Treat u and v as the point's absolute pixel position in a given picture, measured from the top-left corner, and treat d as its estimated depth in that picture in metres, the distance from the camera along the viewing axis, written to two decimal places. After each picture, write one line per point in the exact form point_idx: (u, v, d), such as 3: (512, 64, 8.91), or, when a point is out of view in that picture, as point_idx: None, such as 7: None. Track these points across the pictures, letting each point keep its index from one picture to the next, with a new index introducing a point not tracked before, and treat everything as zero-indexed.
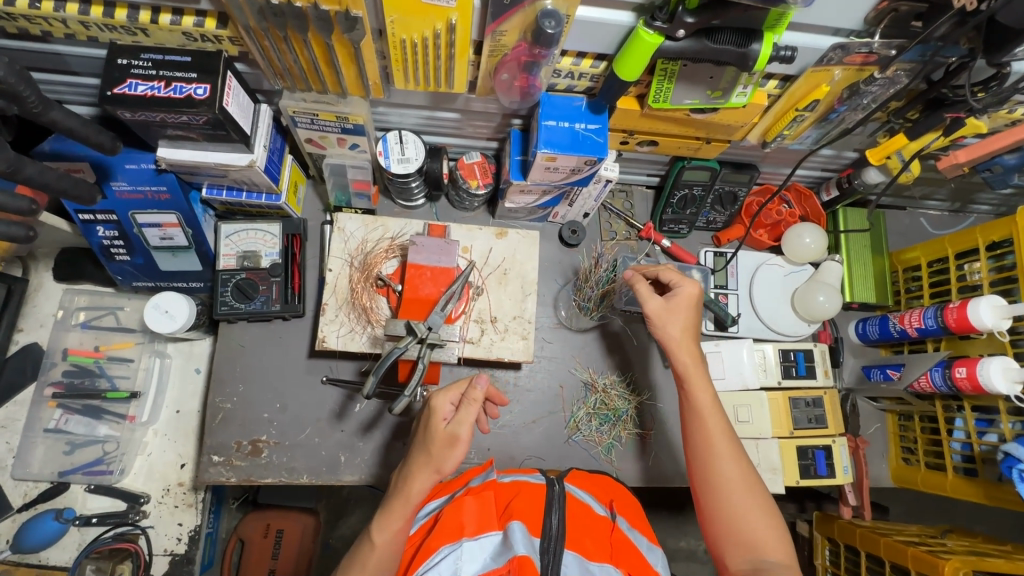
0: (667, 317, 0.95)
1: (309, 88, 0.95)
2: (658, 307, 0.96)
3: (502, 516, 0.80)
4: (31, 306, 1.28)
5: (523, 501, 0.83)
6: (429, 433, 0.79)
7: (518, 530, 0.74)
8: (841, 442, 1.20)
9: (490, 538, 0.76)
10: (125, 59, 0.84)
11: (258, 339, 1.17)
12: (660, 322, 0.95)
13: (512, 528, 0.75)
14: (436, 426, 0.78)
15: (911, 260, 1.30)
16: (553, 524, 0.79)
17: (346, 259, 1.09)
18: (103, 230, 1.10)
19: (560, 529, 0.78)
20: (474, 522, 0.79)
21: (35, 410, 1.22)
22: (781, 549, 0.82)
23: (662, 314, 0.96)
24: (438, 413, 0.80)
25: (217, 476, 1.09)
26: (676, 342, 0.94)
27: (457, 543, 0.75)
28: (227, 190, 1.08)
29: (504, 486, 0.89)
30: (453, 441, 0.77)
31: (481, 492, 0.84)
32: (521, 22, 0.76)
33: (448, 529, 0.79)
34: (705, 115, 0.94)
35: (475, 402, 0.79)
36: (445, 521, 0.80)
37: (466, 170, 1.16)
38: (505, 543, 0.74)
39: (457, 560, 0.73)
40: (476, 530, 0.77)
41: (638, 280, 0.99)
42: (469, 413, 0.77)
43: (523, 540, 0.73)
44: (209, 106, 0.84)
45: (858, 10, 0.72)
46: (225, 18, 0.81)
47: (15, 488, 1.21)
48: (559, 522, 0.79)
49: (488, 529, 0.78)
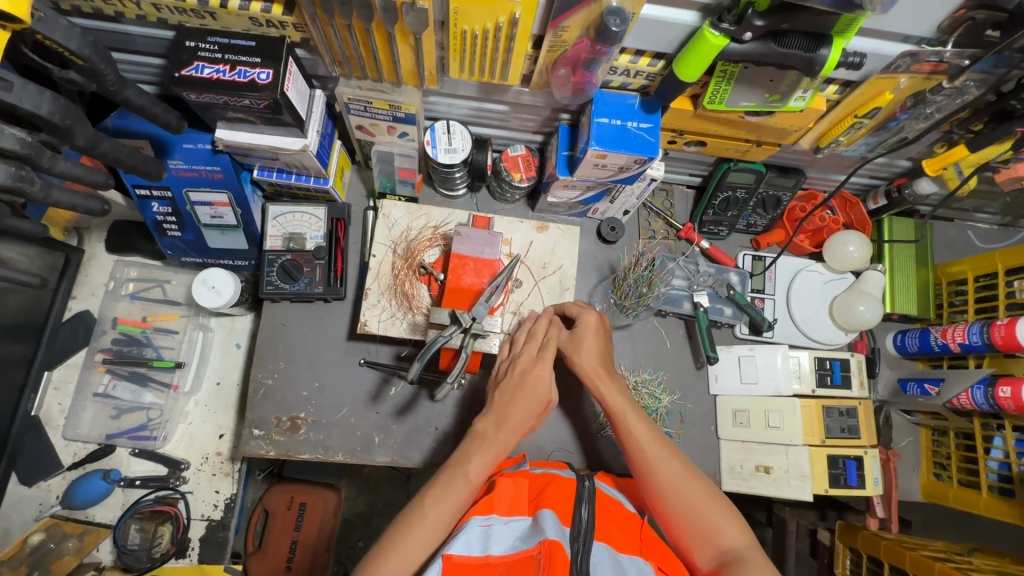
0: (574, 345, 1.00)
1: (365, 76, 0.96)
2: (566, 340, 1.01)
3: (533, 504, 0.84)
4: (84, 274, 1.33)
5: (555, 491, 0.86)
6: (519, 385, 0.95)
7: (549, 518, 0.77)
8: (872, 453, 1.19)
9: (521, 522, 0.80)
10: (193, 42, 0.86)
11: (300, 318, 1.20)
12: (570, 351, 1.01)
13: (543, 515, 0.77)
14: (530, 376, 0.95)
15: (956, 274, 1.27)
16: (583, 516, 0.80)
17: (390, 246, 1.11)
18: (157, 206, 1.14)
19: (588, 523, 0.80)
20: (507, 505, 0.82)
21: (85, 374, 1.28)
22: (737, 532, 0.83)
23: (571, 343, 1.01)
24: (532, 375, 0.95)
25: (257, 449, 1.13)
26: (587, 363, 0.99)
27: (490, 522, 0.78)
28: (277, 172, 1.11)
29: (536, 477, 0.92)
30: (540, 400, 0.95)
31: (517, 478, 0.88)
32: (584, 19, 0.76)
33: (482, 506, 0.83)
34: (759, 118, 0.93)
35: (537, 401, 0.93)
36: (480, 501, 0.85)
37: (510, 162, 1.16)
38: (535, 528, 0.77)
39: (489, 536, 0.76)
40: (508, 512, 0.81)
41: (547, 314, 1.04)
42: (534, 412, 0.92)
43: (554, 527, 0.75)
44: (272, 91, 0.86)
45: (933, 16, 0.70)
46: (291, 5, 0.83)
47: (65, 447, 1.27)
48: (588, 515, 0.81)
49: (519, 514, 0.81)
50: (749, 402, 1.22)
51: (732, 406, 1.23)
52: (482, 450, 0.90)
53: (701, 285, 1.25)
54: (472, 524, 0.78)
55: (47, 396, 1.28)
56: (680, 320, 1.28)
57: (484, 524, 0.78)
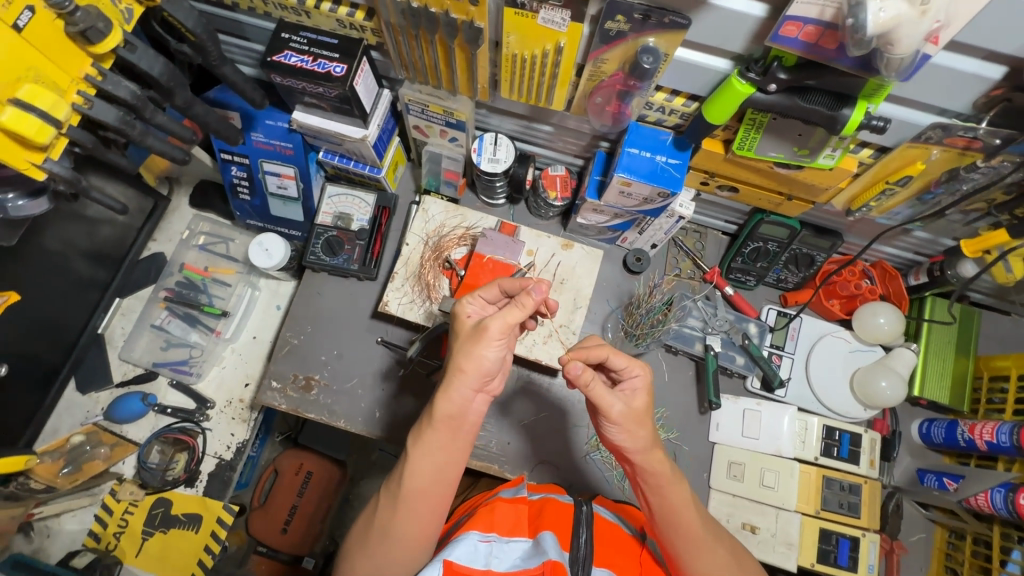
0: (633, 421, 0.85)
1: (426, 82, 1.07)
2: (621, 410, 0.84)
3: (533, 525, 0.88)
4: (166, 221, 1.52)
5: (554, 513, 0.89)
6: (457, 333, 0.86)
7: (549, 540, 0.82)
8: (871, 537, 1.13)
9: (521, 543, 0.85)
10: (287, 34, 1.01)
11: (334, 291, 1.31)
12: (623, 425, 0.84)
13: (544, 536, 0.83)
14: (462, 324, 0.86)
15: (1000, 369, 1.19)
16: (581, 541, 0.84)
17: (422, 238, 1.20)
18: (235, 170, 1.30)
19: (587, 547, 0.84)
20: (506, 524, 0.86)
21: (148, 307, 1.46)
22: None
23: (628, 416, 0.84)
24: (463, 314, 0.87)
25: (272, 400, 1.23)
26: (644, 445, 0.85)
27: (490, 539, 0.83)
28: (339, 157, 1.24)
29: (536, 500, 0.95)
30: (479, 333, 0.80)
31: (517, 502, 0.91)
32: (622, 54, 0.82)
33: (481, 520, 0.86)
34: (789, 170, 0.94)
35: (522, 307, 0.81)
36: (479, 515, 0.87)
37: (548, 181, 1.24)
38: (536, 548, 0.82)
39: (490, 553, 0.81)
40: (508, 532, 0.85)
41: (593, 384, 0.82)
42: (508, 313, 0.80)
43: (555, 547, 0.80)
44: (342, 83, 0.99)
45: (968, 92, 0.71)
46: (371, 13, 0.95)
47: (118, 366, 1.43)
48: (586, 541, 0.85)
49: (518, 534, 0.86)
50: (748, 457, 1.18)
51: (728, 457, 1.19)
52: (416, 448, 0.84)
53: (716, 329, 1.25)
54: (474, 538, 0.82)
55: (113, 320, 1.46)
56: (690, 360, 1.27)
57: (484, 541, 0.82)
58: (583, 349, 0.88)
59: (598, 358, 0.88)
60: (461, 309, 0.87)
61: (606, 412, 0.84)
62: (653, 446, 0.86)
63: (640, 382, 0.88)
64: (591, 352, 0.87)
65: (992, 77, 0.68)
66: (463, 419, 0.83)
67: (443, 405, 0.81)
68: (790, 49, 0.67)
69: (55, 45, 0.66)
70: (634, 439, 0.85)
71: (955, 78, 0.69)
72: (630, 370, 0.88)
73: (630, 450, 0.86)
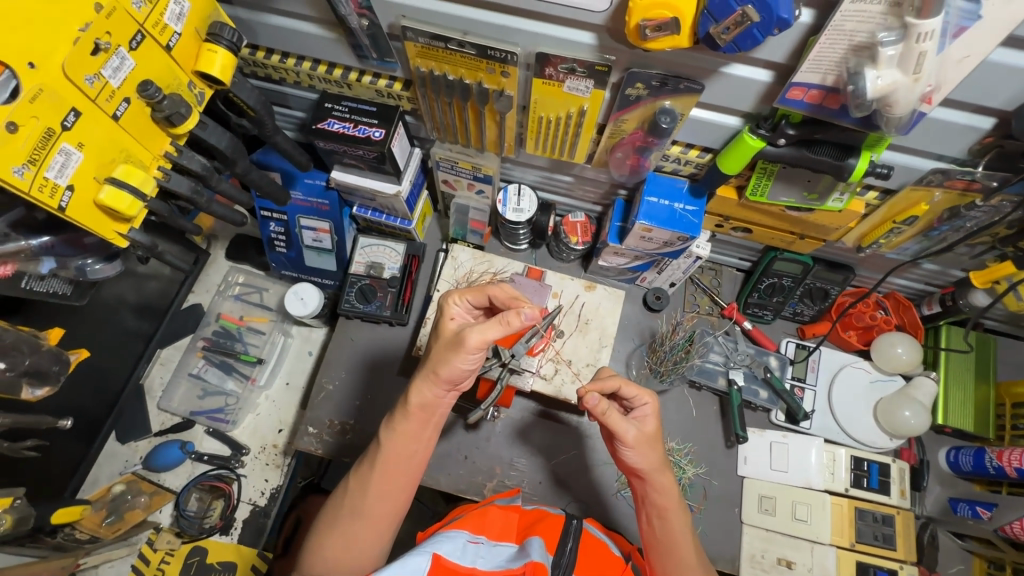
0: (645, 445, 0.90)
1: (455, 141, 1.16)
2: (635, 435, 0.90)
3: (523, 533, 0.93)
4: (205, 274, 1.61)
5: (545, 524, 0.93)
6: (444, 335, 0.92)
7: (536, 544, 0.86)
8: (909, 570, 1.13)
9: (507, 548, 0.90)
10: (330, 104, 1.10)
11: (365, 336, 1.37)
12: (637, 449, 0.90)
13: (530, 541, 0.86)
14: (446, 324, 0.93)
15: (1022, 395, 1.21)
16: (566, 548, 0.89)
17: (452, 283, 1.27)
18: (273, 226, 1.39)
19: (571, 555, 0.88)
20: (495, 530, 0.93)
21: (186, 357, 1.52)
22: None
23: (640, 439, 0.90)
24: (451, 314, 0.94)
25: (308, 445, 1.27)
26: (655, 469, 0.91)
27: (479, 540, 0.88)
28: (372, 211, 1.33)
29: (528, 512, 1.00)
30: (455, 342, 0.86)
31: (509, 511, 0.97)
32: (640, 115, 0.91)
33: (472, 524, 0.93)
34: (800, 213, 1.00)
35: (503, 324, 0.85)
36: (471, 519, 0.95)
37: (569, 227, 1.30)
38: (521, 552, 0.86)
39: (478, 551, 0.86)
40: (495, 538, 0.92)
41: (610, 411, 0.88)
42: (488, 329, 0.85)
43: (540, 550, 0.84)
44: (380, 145, 1.07)
45: (964, 139, 0.77)
46: (408, 83, 1.05)
47: (157, 415, 1.48)
48: (571, 550, 0.89)
49: (506, 540, 0.92)
50: (777, 490, 1.20)
51: (758, 490, 1.21)
52: (387, 434, 0.91)
53: (738, 363, 1.29)
54: (462, 536, 0.87)
55: (153, 370, 1.52)
56: (714, 395, 1.30)
57: (473, 540, 0.88)
58: (599, 379, 0.92)
59: (612, 388, 0.93)
60: (446, 310, 0.94)
61: (620, 437, 0.89)
62: (662, 470, 0.92)
63: (651, 409, 0.93)
64: (606, 382, 0.91)
65: (983, 127, 0.74)
66: (433, 411, 0.91)
67: (414, 397, 0.90)
68: (796, 109, 0.75)
69: (143, 129, 0.75)
70: (647, 462, 0.91)
71: (951, 127, 0.75)
72: (640, 398, 0.93)
73: (642, 473, 0.92)
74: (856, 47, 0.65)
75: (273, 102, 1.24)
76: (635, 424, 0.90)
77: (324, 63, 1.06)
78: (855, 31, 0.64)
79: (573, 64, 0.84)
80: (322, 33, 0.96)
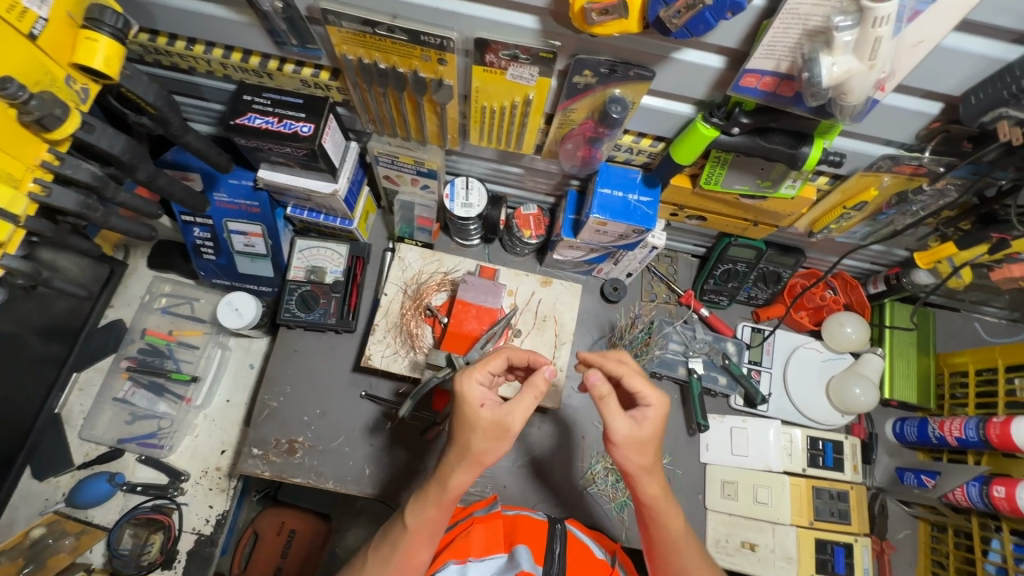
0: (634, 447, 0.80)
1: (395, 134, 1.07)
2: (625, 432, 0.80)
3: (508, 541, 0.90)
4: (124, 286, 1.45)
5: (528, 530, 0.92)
6: (467, 419, 0.79)
7: (524, 554, 0.85)
8: (863, 542, 1.17)
9: (497, 560, 0.86)
10: (249, 96, 0.99)
11: (311, 346, 1.28)
12: (623, 449, 0.81)
13: (518, 551, 0.85)
14: (471, 408, 0.78)
15: (959, 365, 1.26)
16: (555, 554, 0.88)
17: (401, 286, 1.19)
18: (198, 232, 1.26)
19: (560, 560, 0.87)
20: (481, 545, 0.88)
21: (109, 379, 1.37)
22: None
23: (628, 441, 0.80)
24: (472, 397, 0.79)
25: (253, 468, 1.18)
26: (644, 471, 0.82)
27: (465, 561, 0.86)
28: (309, 211, 1.22)
29: (509, 516, 0.96)
30: (499, 429, 0.78)
31: (491, 520, 0.92)
32: (590, 104, 0.85)
33: (457, 549, 0.88)
34: (754, 201, 0.99)
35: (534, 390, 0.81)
36: (456, 542, 0.90)
37: (522, 221, 1.25)
38: (511, 563, 0.85)
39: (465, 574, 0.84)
40: (483, 553, 0.87)
41: (605, 396, 0.80)
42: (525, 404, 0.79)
43: (528, 561, 0.84)
44: (310, 142, 0.97)
45: (912, 125, 0.76)
46: (337, 72, 0.95)
47: (79, 447, 1.34)
48: (561, 553, 0.88)
49: (494, 552, 0.87)
50: (738, 475, 1.21)
51: (720, 476, 1.22)
52: (415, 514, 0.82)
53: (697, 351, 1.29)
54: (449, 564, 0.86)
55: (71, 396, 1.37)
56: (675, 384, 1.29)
57: (459, 563, 0.85)
58: (600, 360, 0.86)
59: (614, 374, 0.86)
60: (467, 390, 0.80)
61: (607, 432, 0.81)
62: (652, 474, 0.82)
63: (650, 413, 0.81)
64: (608, 366, 0.84)
65: (931, 112, 0.74)
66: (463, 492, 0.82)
67: (450, 481, 0.80)
68: (750, 97, 0.71)
69: (12, 138, 0.63)
70: (635, 463, 0.81)
71: (900, 114, 0.74)
72: (644, 395, 0.83)
73: (629, 474, 0.83)
74: (811, 32, 0.62)
75: (172, 91, 1.10)
76: (625, 420, 0.80)
77: (239, 51, 0.94)
78: (809, 15, 0.60)
79: (516, 50, 0.77)
80: (231, 17, 0.85)
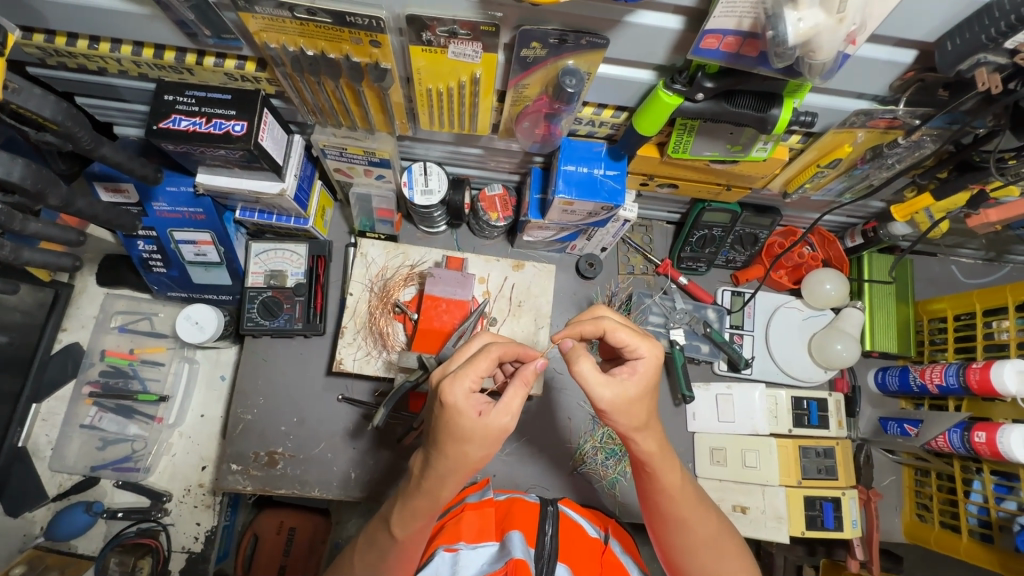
0: (624, 408, 0.72)
1: (339, 124, 0.99)
2: (612, 397, 0.71)
3: (500, 527, 0.87)
4: (75, 307, 1.38)
5: (520, 515, 0.88)
6: (460, 433, 0.68)
7: (516, 540, 0.81)
8: (851, 494, 1.19)
9: (488, 547, 0.83)
10: (171, 95, 0.89)
11: (281, 354, 1.23)
12: (614, 413, 0.72)
13: (510, 537, 0.82)
14: (465, 423, 0.67)
15: (937, 311, 1.26)
16: (547, 538, 0.84)
17: (366, 284, 1.14)
18: (143, 245, 1.17)
19: (552, 543, 0.84)
20: (472, 532, 0.86)
21: (72, 407, 1.30)
22: None
23: (621, 405, 0.72)
24: (466, 410, 0.67)
25: (234, 484, 1.14)
26: (636, 430, 0.74)
27: (456, 548, 0.83)
28: (259, 213, 1.13)
29: (502, 501, 0.94)
30: (491, 437, 0.68)
31: (483, 507, 0.90)
32: (543, 78, 0.78)
33: (448, 535, 0.87)
34: (725, 166, 0.93)
35: (522, 384, 0.70)
36: (448, 530, 0.88)
37: (487, 203, 1.18)
38: (503, 550, 0.81)
39: (456, 563, 0.81)
40: (474, 539, 0.85)
41: (579, 355, 0.72)
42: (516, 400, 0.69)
43: (521, 547, 0.80)
44: (245, 143, 0.88)
45: (885, 77, 0.72)
46: (263, 62, 0.86)
47: (51, 478, 1.29)
48: (552, 537, 0.85)
49: (486, 539, 0.85)
50: (726, 441, 1.21)
51: (710, 443, 1.22)
52: (402, 526, 0.77)
53: (678, 322, 1.25)
54: (439, 552, 0.83)
55: (35, 428, 1.31)
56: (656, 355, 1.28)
57: (450, 551, 0.83)
58: (576, 325, 0.77)
59: (594, 334, 0.77)
60: (453, 403, 0.67)
61: (591, 400, 0.72)
62: (646, 430, 0.75)
63: (643, 365, 0.74)
64: (584, 328, 0.76)
65: (905, 61, 0.68)
66: (433, 502, 0.74)
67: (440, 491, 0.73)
68: (712, 60, 0.65)
69: None
70: (628, 424, 0.74)
71: (872, 65, 0.69)
72: (633, 348, 0.75)
73: (622, 435, 0.76)
74: None
75: (72, 93, 1.00)
76: (610, 385, 0.71)
77: (150, 46, 0.85)
78: None
79: (453, 26, 0.70)
80: (130, 9, 0.75)
